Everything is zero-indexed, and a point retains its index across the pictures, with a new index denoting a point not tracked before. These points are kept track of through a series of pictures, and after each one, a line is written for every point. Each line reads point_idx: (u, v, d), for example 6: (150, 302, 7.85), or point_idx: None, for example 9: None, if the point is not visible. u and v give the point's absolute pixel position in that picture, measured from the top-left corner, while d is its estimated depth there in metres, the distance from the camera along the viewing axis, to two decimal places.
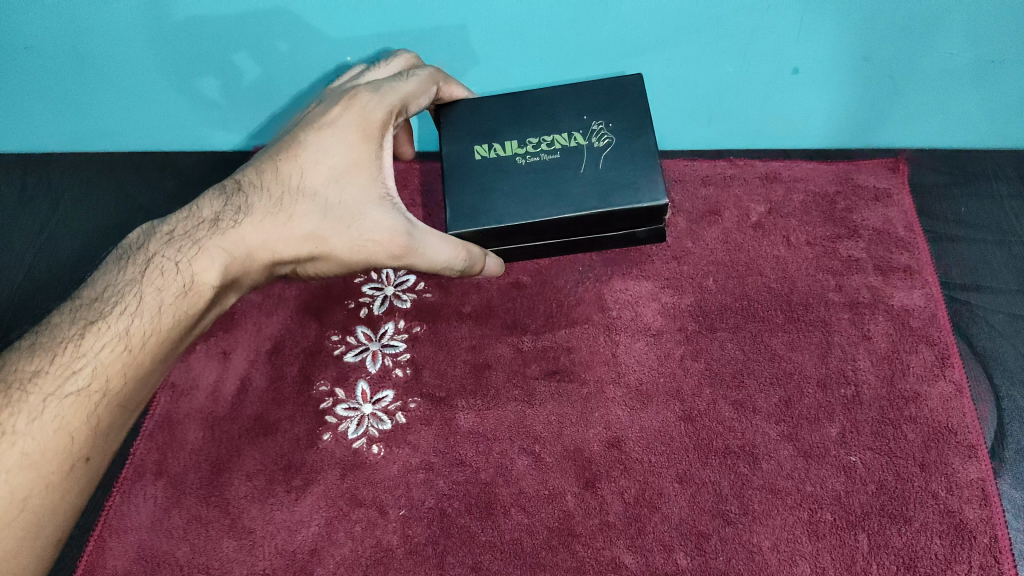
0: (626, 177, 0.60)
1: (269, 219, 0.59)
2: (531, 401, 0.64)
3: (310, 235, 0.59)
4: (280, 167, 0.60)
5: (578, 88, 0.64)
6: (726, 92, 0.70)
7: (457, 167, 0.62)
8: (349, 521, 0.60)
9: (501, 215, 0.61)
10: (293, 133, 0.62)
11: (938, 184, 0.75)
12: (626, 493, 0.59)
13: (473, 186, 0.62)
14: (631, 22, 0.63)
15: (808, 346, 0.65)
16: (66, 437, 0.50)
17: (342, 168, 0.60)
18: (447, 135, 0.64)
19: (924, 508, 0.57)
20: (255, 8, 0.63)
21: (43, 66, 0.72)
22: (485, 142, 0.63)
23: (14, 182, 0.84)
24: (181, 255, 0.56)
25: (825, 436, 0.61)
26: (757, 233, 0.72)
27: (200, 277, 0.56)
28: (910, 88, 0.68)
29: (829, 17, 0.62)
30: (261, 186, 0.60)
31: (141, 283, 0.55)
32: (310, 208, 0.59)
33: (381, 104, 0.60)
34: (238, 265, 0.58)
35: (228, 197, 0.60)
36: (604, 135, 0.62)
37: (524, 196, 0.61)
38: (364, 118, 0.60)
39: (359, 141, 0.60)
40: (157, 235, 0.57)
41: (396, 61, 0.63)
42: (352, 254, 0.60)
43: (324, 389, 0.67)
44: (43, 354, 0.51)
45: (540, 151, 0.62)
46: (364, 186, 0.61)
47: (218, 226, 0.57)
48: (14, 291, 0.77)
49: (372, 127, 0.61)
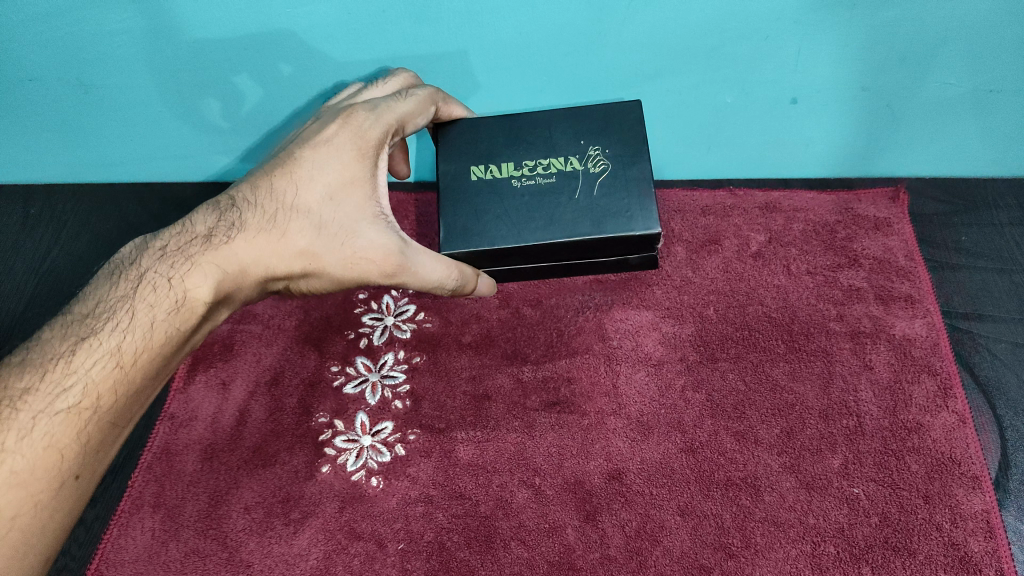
0: (618, 204, 0.60)
1: (263, 235, 0.56)
2: (531, 432, 0.64)
3: (303, 252, 0.57)
4: (274, 183, 0.58)
5: (576, 112, 0.65)
6: (726, 120, 0.71)
7: (451, 188, 0.63)
8: (348, 555, 0.60)
9: (492, 237, 0.61)
10: (287, 148, 0.59)
11: (938, 212, 0.75)
12: (627, 526, 0.59)
13: (466, 207, 0.62)
14: (629, 51, 0.64)
15: (809, 377, 0.65)
16: (56, 454, 0.47)
17: (337, 186, 0.58)
18: (445, 154, 0.64)
19: (928, 541, 0.56)
20: (253, 32, 0.64)
21: (45, 94, 0.72)
22: (482, 162, 0.64)
23: (17, 213, 0.84)
24: (173, 270, 0.53)
25: (828, 467, 0.60)
26: (757, 262, 0.72)
27: (192, 293, 0.53)
28: (908, 117, 0.69)
29: (825, 48, 0.62)
30: (255, 202, 0.57)
31: (133, 298, 0.51)
32: (304, 226, 0.57)
33: (378, 122, 0.58)
34: (230, 282, 0.55)
35: (222, 212, 0.57)
36: (599, 160, 0.62)
37: (517, 219, 0.61)
38: (360, 137, 0.58)
39: (355, 159, 0.58)
40: (150, 250, 0.54)
41: (394, 80, 0.62)
42: (345, 272, 0.58)
43: (324, 421, 0.67)
44: (32, 370, 0.48)
45: (535, 174, 0.63)
46: (359, 203, 0.59)
47: (211, 242, 0.55)
48: (15, 322, 0.78)
49: (368, 145, 0.59)
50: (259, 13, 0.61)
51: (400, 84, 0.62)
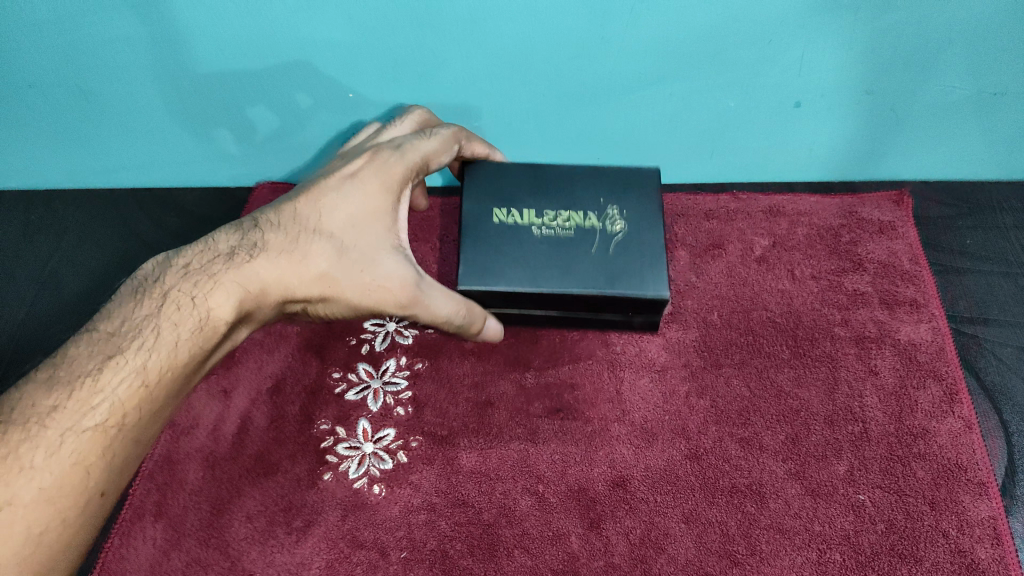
0: (633, 265, 0.59)
1: (284, 257, 0.56)
2: (534, 440, 0.63)
3: (325, 278, 0.57)
4: (298, 208, 0.58)
5: (597, 170, 0.64)
6: (729, 125, 0.71)
7: (471, 225, 0.61)
8: (350, 563, 0.58)
9: (509, 282, 0.59)
10: (311, 180, 0.60)
11: (942, 216, 0.75)
12: (631, 534, 0.57)
13: (486, 247, 0.60)
14: (633, 58, 0.64)
15: (814, 382, 0.64)
16: (83, 472, 0.47)
17: (359, 215, 0.59)
18: (469, 193, 0.62)
19: (935, 548, 0.56)
20: (272, 59, 0.65)
21: (44, 101, 0.72)
22: (508, 205, 0.62)
23: (18, 217, 0.82)
24: (196, 288, 0.53)
25: (833, 473, 0.60)
26: (761, 267, 0.72)
27: (215, 312, 0.53)
28: (912, 122, 0.69)
29: (831, 54, 0.63)
30: (278, 225, 0.58)
31: (158, 316, 0.51)
32: (326, 250, 0.57)
33: (404, 161, 0.60)
34: (252, 301, 0.55)
35: (244, 232, 0.57)
36: (618, 220, 0.61)
37: (535, 266, 0.60)
38: (385, 172, 0.60)
39: (379, 193, 0.59)
40: (173, 268, 0.54)
41: (411, 119, 0.64)
42: (359, 298, 0.58)
43: (325, 428, 0.65)
44: (59, 386, 0.47)
45: (555, 226, 0.61)
46: (379, 234, 0.59)
47: (233, 260, 0.55)
48: (15, 327, 0.74)
49: (391, 181, 0.60)
50: (267, 23, 0.62)
51: (416, 123, 0.64)
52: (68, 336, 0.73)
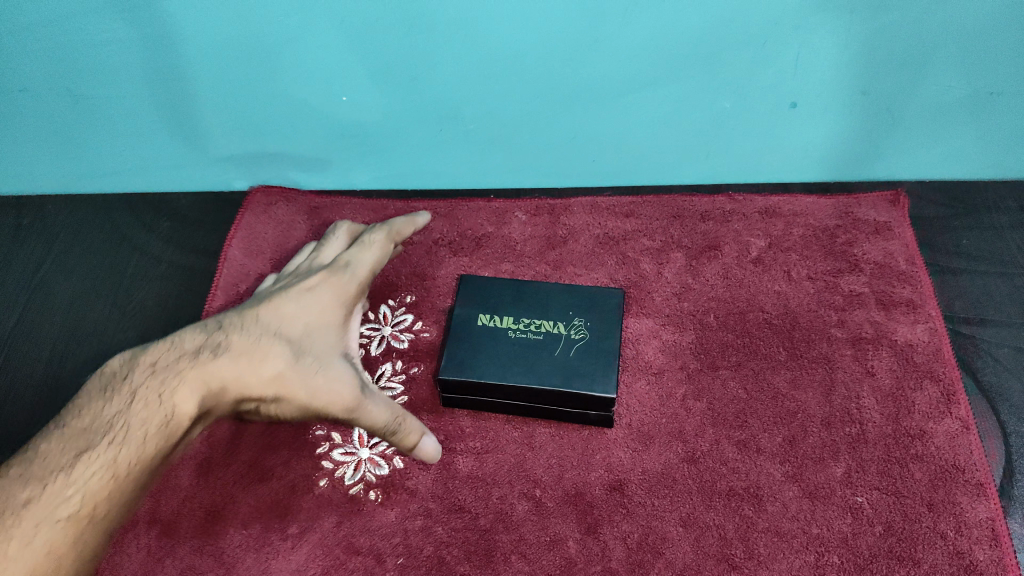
0: (594, 367, 0.58)
1: (246, 356, 0.57)
2: (530, 444, 0.62)
3: (277, 377, 0.57)
4: (260, 314, 0.61)
5: (570, 290, 0.63)
6: (724, 126, 0.70)
7: (458, 327, 0.61)
8: (347, 570, 0.58)
9: (481, 372, 0.59)
10: (268, 294, 0.64)
11: (938, 215, 0.75)
12: (629, 538, 0.57)
13: (463, 352, 0.60)
14: (629, 59, 0.63)
15: (811, 384, 0.64)
16: (51, 563, 0.47)
17: (315, 322, 0.61)
18: (460, 300, 0.63)
19: (933, 550, 0.56)
20: (264, 60, 0.65)
21: (34, 105, 0.71)
22: (496, 312, 0.62)
23: (9, 223, 0.81)
24: (164, 385, 0.54)
25: (831, 476, 0.59)
26: (757, 268, 0.72)
27: (180, 408, 0.54)
28: (908, 122, 0.69)
29: (826, 54, 0.62)
30: (240, 328, 0.59)
31: (127, 412, 0.52)
32: (282, 352, 0.58)
33: (356, 277, 0.65)
34: (213, 399, 0.56)
35: (209, 334, 0.59)
36: (581, 330, 0.61)
37: (506, 365, 0.59)
38: (340, 286, 0.64)
39: (333, 302, 0.62)
40: (140, 365, 0.55)
41: (342, 235, 0.69)
42: (310, 400, 0.57)
43: (321, 434, 0.64)
44: (32, 479, 0.48)
45: (526, 328, 0.61)
46: (332, 341, 0.61)
47: (199, 358, 0.56)
48: (8, 333, 0.73)
49: (346, 295, 0.63)
50: (258, 25, 0.61)
51: (347, 236, 0.70)
52: (61, 341, 0.72)
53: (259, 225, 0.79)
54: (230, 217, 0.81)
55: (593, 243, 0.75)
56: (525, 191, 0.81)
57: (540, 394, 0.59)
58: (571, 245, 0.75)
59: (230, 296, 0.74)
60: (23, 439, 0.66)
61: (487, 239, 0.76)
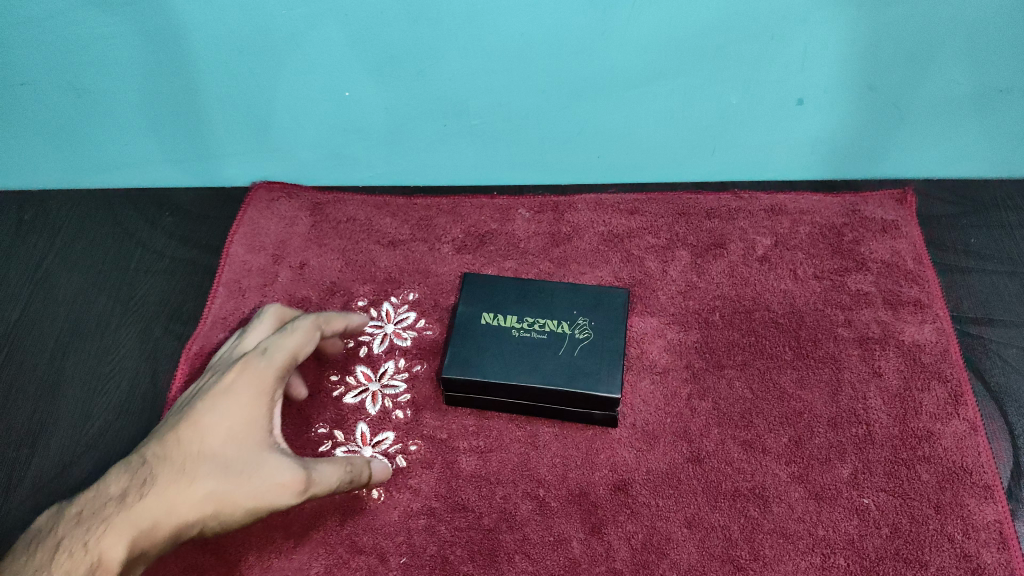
0: (599, 368, 0.58)
1: (168, 485, 0.51)
2: (534, 443, 0.62)
3: (211, 496, 0.51)
4: (177, 436, 0.53)
5: (575, 288, 0.63)
6: (730, 122, 0.70)
7: (461, 326, 0.61)
8: (350, 569, 0.57)
9: (485, 371, 0.58)
10: (184, 408, 0.56)
11: (946, 214, 0.75)
12: (633, 539, 0.57)
13: (467, 349, 0.59)
14: (634, 54, 0.63)
15: (817, 384, 0.64)
16: None
17: (240, 424, 0.54)
18: (464, 298, 0.63)
19: (940, 552, 0.55)
20: (264, 53, 0.64)
21: (35, 98, 0.70)
22: (500, 310, 0.62)
23: (11, 218, 0.81)
24: (87, 531, 0.48)
25: (837, 477, 0.59)
26: (763, 266, 0.71)
27: (106, 554, 0.48)
28: (916, 118, 0.69)
29: (835, 50, 0.62)
30: (158, 457, 0.52)
31: (47, 569, 0.47)
32: (209, 470, 0.51)
33: (274, 363, 0.57)
34: (144, 542, 0.49)
35: (133, 471, 0.52)
36: (587, 331, 0.60)
37: (509, 364, 0.58)
38: (259, 374, 0.56)
39: (253, 398, 0.55)
40: (66, 517, 0.50)
41: (268, 318, 0.63)
42: (251, 506, 0.51)
43: (323, 431, 0.63)
44: None
45: (530, 327, 0.60)
46: (263, 437, 0.54)
47: (123, 501, 0.50)
48: (11, 329, 0.73)
49: (268, 384, 0.56)
50: (259, 18, 0.61)
51: (275, 320, 0.63)
52: (64, 337, 0.72)
53: (262, 221, 0.78)
54: (233, 213, 0.81)
55: (597, 240, 0.74)
56: (529, 188, 0.80)
57: (543, 394, 0.58)
58: (575, 242, 0.75)
59: (232, 292, 0.73)
60: (25, 435, 0.65)
61: (490, 236, 0.76)
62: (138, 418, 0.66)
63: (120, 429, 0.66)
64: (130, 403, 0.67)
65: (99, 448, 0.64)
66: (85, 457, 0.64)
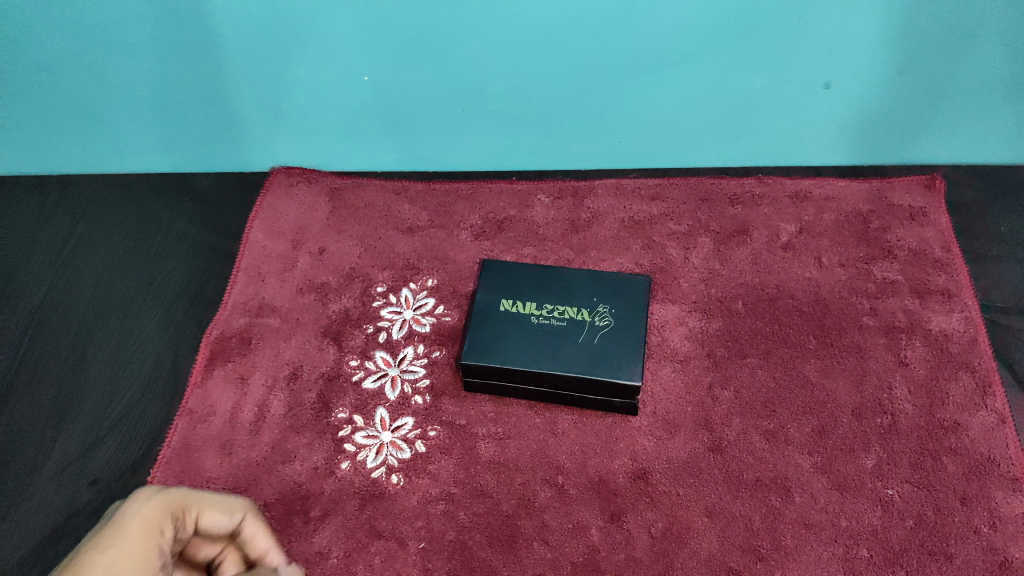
0: (619, 355, 0.57)
1: None
2: (553, 430, 0.62)
3: None
4: None
5: (596, 274, 0.62)
6: (755, 107, 0.69)
7: (479, 314, 0.60)
8: (369, 553, 0.57)
9: (504, 357, 0.58)
10: None
11: (976, 201, 0.73)
12: (653, 527, 0.56)
13: (486, 335, 0.59)
14: (659, 36, 0.62)
15: (842, 373, 0.63)
16: None
17: None
18: (483, 284, 0.62)
19: (966, 545, 0.54)
20: (286, 36, 0.64)
21: (57, 83, 0.70)
22: (519, 297, 0.61)
23: (34, 202, 0.81)
24: None
25: (861, 467, 0.58)
26: (787, 254, 0.70)
27: None
28: (946, 102, 0.67)
29: (865, 32, 0.60)
30: None
31: None
32: None
33: (171, 497, 0.47)
34: None
35: None
36: (607, 318, 0.59)
37: (528, 351, 0.58)
38: (150, 515, 0.45)
39: (142, 544, 0.43)
40: None
41: None
42: None
43: (343, 417, 0.64)
44: None
45: (550, 314, 0.60)
46: None
47: None
48: (34, 311, 0.73)
49: (163, 524, 0.45)
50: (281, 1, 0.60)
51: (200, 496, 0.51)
52: (86, 319, 0.72)
53: (281, 207, 0.78)
54: (252, 198, 0.81)
55: (618, 227, 0.74)
56: (549, 174, 0.80)
57: (563, 381, 0.58)
58: (595, 229, 0.74)
59: (252, 277, 0.73)
60: (49, 417, 0.66)
61: (510, 222, 0.75)
62: (160, 400, 0.67)
63: (143, 412, 0.66)
64: (152, 386, 0.68)
65: (122, 430, 0.65)
66: (108, 438, 0.64)
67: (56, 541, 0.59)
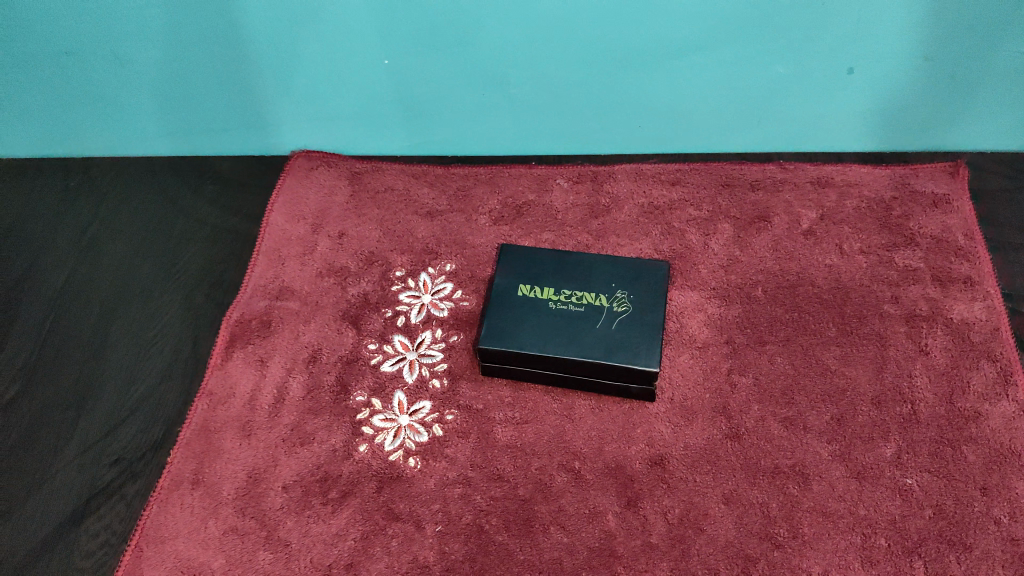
0: (637, 341, 0.57)
1: None
2: (571, 415, 0.62)
3: None
4: None
5: (615, 260, 0.62)
6: (777, 92, 0.68)
7: (498, 298, 0.60)
8: (385, 536, 0.57)
9: (521, 342, 0.58)
10: None
11: (1000, 188, 0.73)
12: (670, 514, 0.56)
13: (504, 320, 0.59)
14: (680, 22, 0.61)
15: (861, 361, 0.62)
16: None
17: None
18: (501, 268, 0.62)
19: (984, 535, 0.54)
20: (306, 21, 0.64)
21: (79, 67, 0.71)
22: (538, 282, 0.61)
23: (57, 185, 0.82)
24: None
25: (880, 456, 0.58)
26: (808, 240, 0.70)
27: None
28: (971, 88, 0.66)
29: (890, 18, 0.60)
30: None
31: None
32: None
33: None
34: None
35: None
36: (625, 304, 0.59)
37: (546, 336, 0.58)
38: None
39: None
40: None
41: None
42: None
43: (361, 400, 0.64)
44: None
45: (568, 299, 0.60)
46: None
47: None
48: (57, 293, 0.74)
49: None
50: None
51: None
52: (108, 301, 0.73)
53: (301, 190, 0.79)
54: (272, 181, 0.81)
55: (637, 212, 0.73)
56: (568, 158, 0.79)
57: (581, 366, 0.58)
58: (614, 214, 0.73)
59: (272, 260, 0.74)
60: (72, 398, 0.66)
61: (528, 206, 0.75)
62: (180, 382, 0.67)
63: (163, 394, 0.67)
64: (172, 368, 0.68)
65: (142, 412, 0.66)
66: (129, 419, 0.65)
67: (78, 520, 0.60)
